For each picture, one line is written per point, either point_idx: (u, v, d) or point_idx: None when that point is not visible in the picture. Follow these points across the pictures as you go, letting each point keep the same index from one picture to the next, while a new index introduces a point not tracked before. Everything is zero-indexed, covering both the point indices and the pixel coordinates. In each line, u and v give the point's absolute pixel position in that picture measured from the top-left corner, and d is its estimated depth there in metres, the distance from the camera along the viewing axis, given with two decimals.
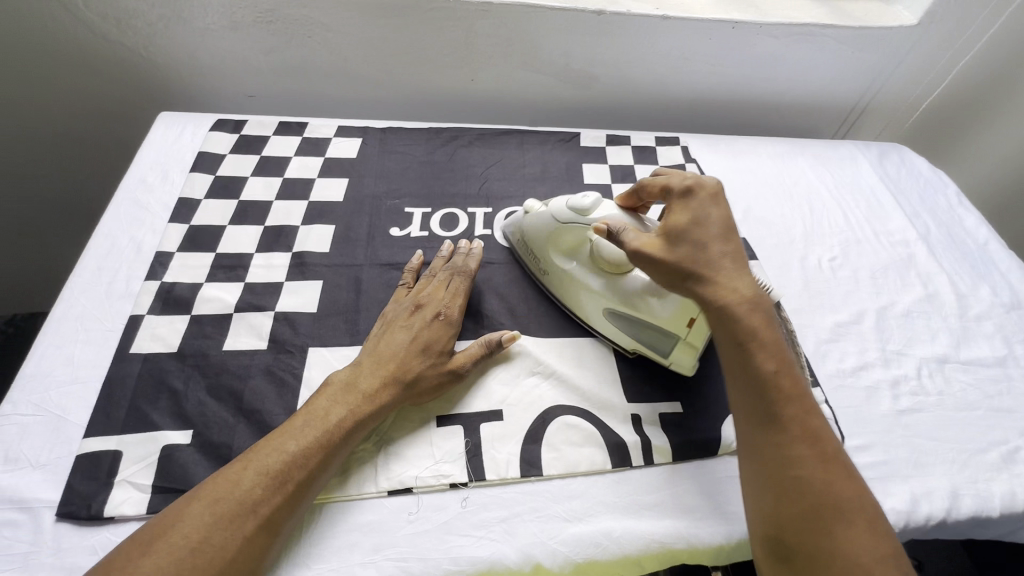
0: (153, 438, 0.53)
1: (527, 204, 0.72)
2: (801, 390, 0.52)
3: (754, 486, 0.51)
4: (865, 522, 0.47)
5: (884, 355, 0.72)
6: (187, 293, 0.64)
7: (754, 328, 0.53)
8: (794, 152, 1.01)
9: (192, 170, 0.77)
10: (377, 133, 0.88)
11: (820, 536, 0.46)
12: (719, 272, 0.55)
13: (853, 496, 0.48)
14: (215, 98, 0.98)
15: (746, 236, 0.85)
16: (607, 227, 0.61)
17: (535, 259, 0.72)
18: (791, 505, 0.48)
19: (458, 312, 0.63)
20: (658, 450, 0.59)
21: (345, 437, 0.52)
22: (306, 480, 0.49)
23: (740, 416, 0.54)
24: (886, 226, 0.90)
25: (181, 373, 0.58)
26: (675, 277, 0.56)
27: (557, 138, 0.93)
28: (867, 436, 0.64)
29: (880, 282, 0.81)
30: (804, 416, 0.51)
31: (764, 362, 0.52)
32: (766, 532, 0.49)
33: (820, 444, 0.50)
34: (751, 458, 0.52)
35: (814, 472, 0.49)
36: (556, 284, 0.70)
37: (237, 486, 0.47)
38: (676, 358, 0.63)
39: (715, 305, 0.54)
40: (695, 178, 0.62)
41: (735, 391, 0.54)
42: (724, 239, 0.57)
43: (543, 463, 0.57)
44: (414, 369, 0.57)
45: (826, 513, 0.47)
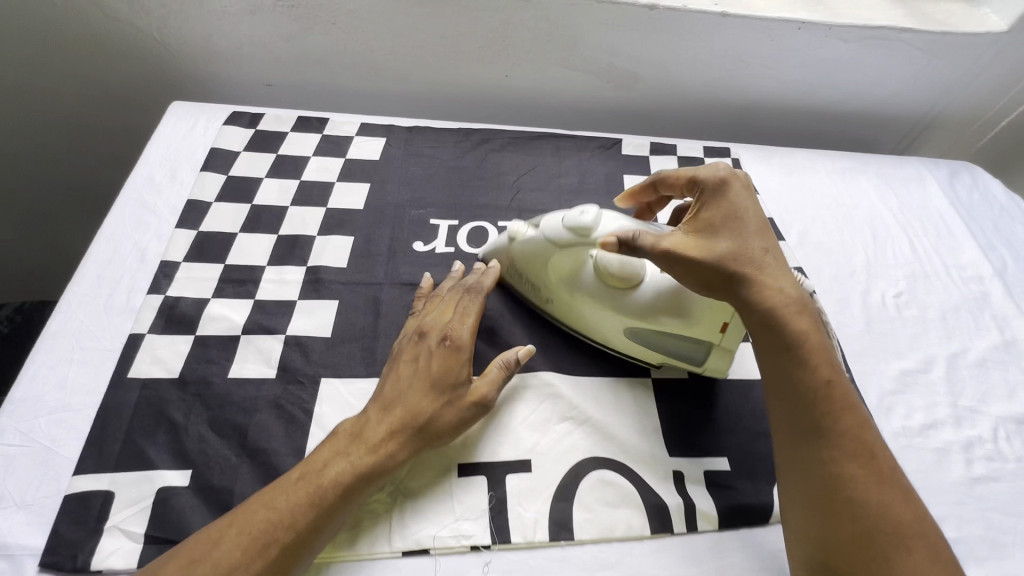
0: (149, 478, 0.48)
1: (511, 230, 0.64)
2: (851, 402, 0.49)
3: (800, 504, 0.47)
4: (921, 546, 0.43)
5: (955, 412, 0.64)
6: (192, 310, 0.59)
7: (801, 334, 0.51)
8: (854, 169, 0.92)
9: (202, 169, 0.72)
10: (402, 132, 0.81)
11: (876, 562, 0.43)
12: (763, 273, 0.53)
13: (911, 519, 0.44)
14: (231, 86, 0.92)
15: (803, 265, 0.77)
16: (617, 238, 0.54)
17: (533, 286, 0.64)
18: (842, 526, 0.44)
19: (467, 339, 0.55)
20: (703, 516, 0.53)
21: (342, 495, 0.46)
22: (294, 543, 0.43)
23: (782, 428, 0.50)
24: (957, 258, 0.81)
25: (182, 403, 0.53)
26: (716, 279, 0.53)
27: (597, 144, 0.85)
28: (937, 507, 0.57)
29: (951, 325, 0.73)
30: (855, 430, 0.47)
31: (813, 370, 0.49)
32: (812, 554, 0.45)
33: (875, 461, 0.46)
34: (795, 473, 0.48)
35: (867, 492, 0.45)
36: (563, 311, 0.63)
37: (217, 546, 0.42)
38: (707, 364, 0.60)
39: (759, 307, 0.52)
40: (725, 171, 0.58)
41: (777, 399, 0.51)
42: (764, 238, 0.55)
43: (574, 525, 0.51)
44: (424, 413, 0.50)
45: (881, 535, 0.43)
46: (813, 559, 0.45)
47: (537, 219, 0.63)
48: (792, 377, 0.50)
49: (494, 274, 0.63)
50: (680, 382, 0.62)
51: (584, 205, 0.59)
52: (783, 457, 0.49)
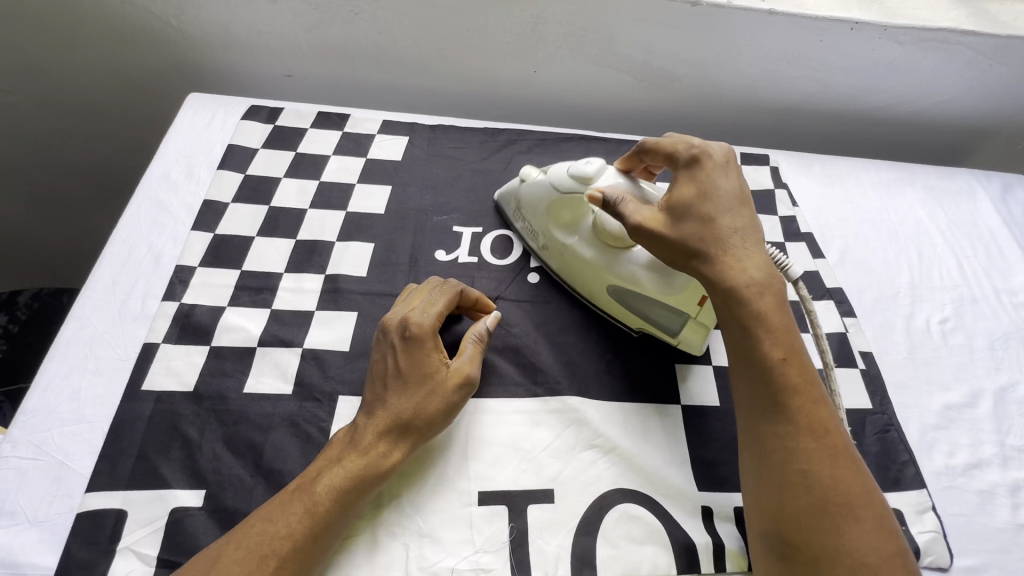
0: (162, 498, 0.47)
1: (523, 171, 0.66)
2: (809, 377, 0.47)
3: (756, 481, 0.45)
4: (870, 515, 0.42)
5: (1002, 451, 0.61)
6: (208, 319, 0.57)
7: (763, 308, 0.48)
8: (900, 181, 0.87)
9: (219, 167, 0.69)
10: (426, 131, 0.78)
11: (827, 533, 0.41)
12: (730, 247, 0.51)
13: (862, 493, 0.43)
14: (250, 76, 0.89)
15: (843, 285, 0.73)
16: (603, 196, 0.55)
17: (532, 232, 0.66)
18: (794, 501, 0.43)
19: (429, 324, 0.52)
20: (734, 558, 0.50)
21: (339, 505, 0.45)
22: (293, 555, 0.42)
23: (741, 403, 0.48)
24: (1009, 282, 0.76)
25: (196, 419, 0.51)
26: (683, 254, 0.52)
27: (629, 148, 0.81)
28: (981, 555, 0.54)
29: (1000, 355, 0.69)
30: (812, 404, 0.46)
31: (772, 344, 0.47)
32: (764, 530, 0.44)
33: (829, 435, 0.45)
34: (752, 451, 0.46)
35: (822, 465, 0.43)
36: (555, 259, 0.65)
37: (216, 564, 0.41)
38: (683, 336, 0.60)
39: (725, 281, 0.50)
40: (701, 147, 0.57)
41: (738, 373, 0.49)
42: (735, 212, 0.53)
43: (598, 562, 0.49)
44: (406, 408, 0.48)
45: (834, 508, 0.42)
46: (764, 534, 0.44)
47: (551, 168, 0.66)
48: (752, 350, 0.48)
49: (487, 302, 0.60)
50: (711, 409, 0.59)
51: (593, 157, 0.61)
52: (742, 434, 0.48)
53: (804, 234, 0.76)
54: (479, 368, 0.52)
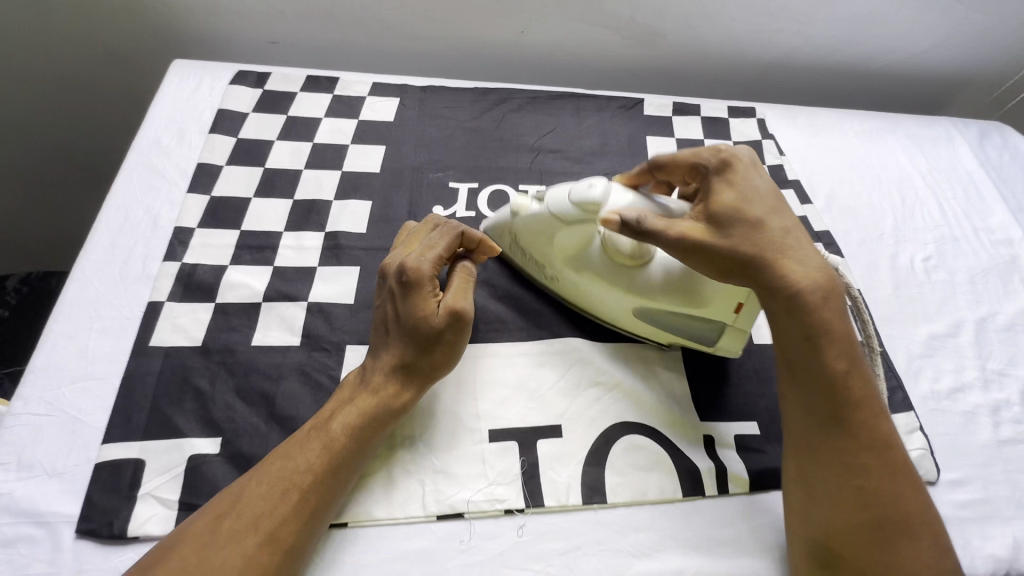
0: (179, 446, 0.48)
1: (515, 202, 0.60)
2: (869, 394, 0.47)
3: (811, 494, 0.46)
4: (926, 535, 0.44)
5: (983, 375, 0.64)
6: (211, 277, 0.57)
7: (827, 321, 0.48)
8: (883, 130, 0.89)
9: (211, 131, 0.69)
10: (416, 92, 0.78)
11: (884, 550, 0.43)
12: (785, 254, 0.50)
13: (918, 509, 0.45)
14: (234, 44, 0.88)
15: (831, 228, 0.75)
16: (619, 216, 0.51)
17: (537, 262, 0.61)
18: (851, 518, 0.44)
19: (428, 267, 0.51)
20: (734, 479, 0.53)
21: (352, 443, 0.46)
22: (315, 488, 0.44)
23: (796, 416, 0.48)
24: (987, 221, 0.79)
25: (207, 371, 0.52)
26: (730, 263, 0.50)
27: (618, 104, 0.82)
28: (965, 469, 0.57)
29: (981, 288, 0.72)
30: (871, 421, 0.46)
31: (835, 360, 0.47)
32: (812, 541, 0.45)
33: (889, 452, 0.46)
34: (808, 465, 0.47)
35: (884, 484, 0.45)
36: (569, 290, 0.60)
37: (240, 500, 0.43)
38: (720, 345, 0.58)
39: (787, 293, 0.48)
40: (727, 150, 0.55)
41: (794, 386, 0.48)
42: (780, 216, 0.52)
43: (607, 489, 0.51)
44: (408, 353, 0.50)
45: (890, 526, 0.44)
46: (810, 545, 0.45)
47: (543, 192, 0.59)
48: (815, 365, 0.47)
49: (493, 244, 0.58)
50: None
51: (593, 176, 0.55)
52: (793, 447, 0.48)
53: (791, 181, 0.78)
54: (469, 301, 0.51)
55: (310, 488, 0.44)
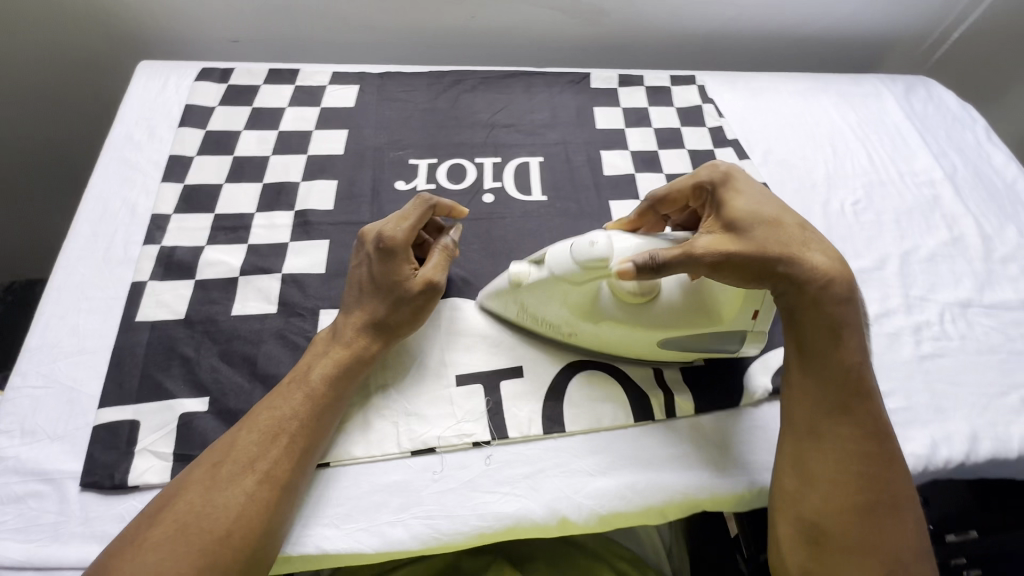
0: (170, 406, 0.52)
1: (513, 273, 0.57)
2: (873, 387, 0.51)
3: (812, 476, 0.50)
4: (911, 515, 0.49)
5: (906, 301, 0.71)
6: (189, 257, 0.62)
7: (843, 316, 0.51)
8: (815, 89, 0.95)
9: (180, 125, 0.73)
10: (374, 79, 0.82)
11: (872, 527, 0.48)
12: (807, 247, 0.51)
13: (905, 493, 0.50)
14: (198, 45, 0.92)
15: (767, 180, 0.81)
16: (633, 264, 0.50)
17: (550, 325, 0.58)
18: (847, 498, 0.48)
19: (403, 235, 0.55)
20: (681, 403, 0.58)
21: (330, 391, 0.51)
22: (301, 432, 0.49)
23: (805, 404, 0.51)
24: (911, 166, 0.86)
25: (191, 340, 0.56)
26: (760, 265, 0.50)
27: (566, 79, 0.87)
28: (889, 382, 0.64)
29: (905, 225, 0.79)
30: (875, 412, 0.51)
31: (850, 354, 0.51)
32: (805, 517, 0.49)
33: (887, 441, 0.50)
34: (813, 449, 0.50)
35: (880, 470, 0.49)
36: (590, 341, 0.59)
37: (234, 447, 0.47)
38: (742, 348, 0.59)
39: (811, 289, 0.50)
40: (725, 167, 0.58)
41: (806, 378, 0.52)
42: (793, 215, 0.54)
43: (565, 420, 0.56)
44: (381, 312, 0.54)
45: (879, 506, 0.48)
46: (803, 520, 0.49)
47: (537, 253, 0.57)
48: (829, 360, 0.51)
49: (462, 211, 0.62)
50: None
51: (589, 232, 0.54)
52: (801, 432, 0.51)
53: (730, 140, 0.84)
54: (444, 275, 0.57)
55: (298, 435, 0.49)
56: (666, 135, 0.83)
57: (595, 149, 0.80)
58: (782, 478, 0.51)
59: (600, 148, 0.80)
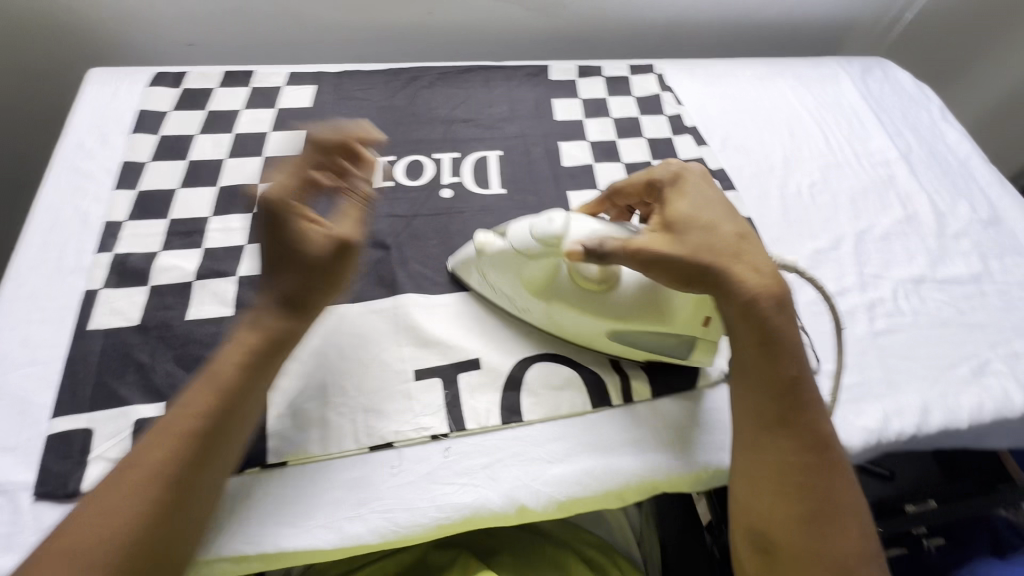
0: (125, 413, 0.52)
1: (477, 241, 0.60)
2: (813, 396, 0.51)
3: (754, 485, 0.49)
4: (858, 526, 0.47)
5: (861, 279, 0.72)
6: (143, 263, 0.61)
7: (778, 327, 0.51)
8: (773, 74, 0.96)
9: (132, 131, 0.72)
10: (331, 78, 0.82)
11: (817, 539, 0.46)
12: (740, 258, 0.52)
13: (852, 503, 0.48)
14: (153, 50, 0.91)
15: (725, 165, 0.82)
16: (583, 246, 0.51)
17: (508, 298, 0.61)
18: (789, 509, 0.47)
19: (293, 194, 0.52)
20: (637, 387, 0.59)
21: (253, 372, 0.48)
22: (223, 419, 0.46)
23: (745, 414, 0.52)
24: (867, 146, 0.87)
25: (146, 346, 0.56)
26: (690, 270, 0.51)
27: (525, 72, 0.88)
28: (843, 359, 0.65)
29: (860, 205, 0.80)
30: (814, 422, 0.50)
31: (787, 365, 0.50)
32: (751, 526, 0.49)
33: (828, 452, 0.49)
34: (753, 458, 0.50)
35: (821, 479, 0.48)
36: (542, 320, 0.61)
37: (147, 450, 0.43)
38: (692, 357, 0.59)
39: (741, 297, 0.51)
40: (678, 165, 0.59)
41: (746, 387, 0.52)
42: (734, 223, 0.55)
43: (523, 409, 0.57)
44: (296, 279, 0.51)
45: (823, 517, 0.47)
46: (749, 530, 0.49)
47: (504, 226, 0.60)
48: (763, 370, 0.51)
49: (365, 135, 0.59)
50: None
51: (550, 210, 0.55)
52: (742, 443, 0.51)
53: (688, 127, 0.84)
54: (360, 227, 0.55)
55: (202, 428, 0.44)
56: (624, 124, 0.84)
57: (553, 140, 0.80)
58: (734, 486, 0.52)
59: (558, 140, 0.80)
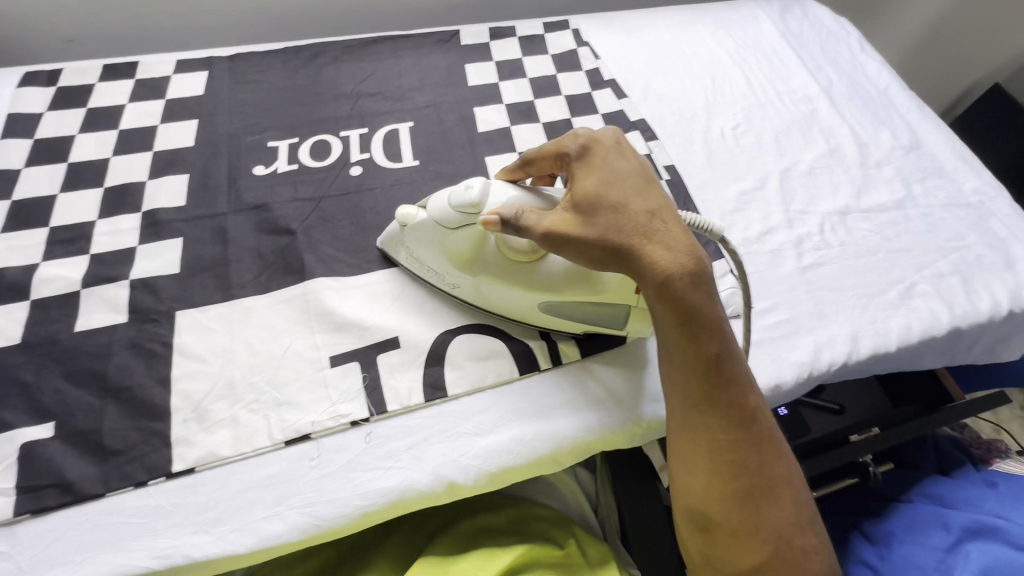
0: (8, 438, 0.48)
1: (400, 215, 0.56)
2: (740, 370, 0.46)
3: (687, 465, 0.46)
4: (792, 492, 0.45)
5: (788, 217, 0.71)
6: (22, 277, 0.57)
7: (697, 305, 0.45)
8: (693, 20, 0.94)
9: (3, 138, 0.66)
10: (225, 61, 0.77)
11: (752, 514, 0.43)
12: (650, 238, 0.46)
13: (784, 471, 0.45)
14: (29, 52, 0.84)
15: (647, 116, 0.80)
16: (498, 216, 0.47)
17: (437, 275, 0.58)
18: (724, 484, 0.44)
19: None
20: (565, 349, 0.58)
21: None
22: None
23: (671, 394, 0.47)
24: (789, 85, 0.86)
25: (30, 364, 0.52)
26: (601, 251, 0.46)
27: (435, 39, 0.84)
28: (773, 298, 0.64)
29: (784, 142, 0.79)
30: (741, 396, 0.45)
31: (708, 342, 0.45)
32: (691, 507, 0.45)
33: (757, 424, 0.45)
34: (680, 435, 0.46)
35: (752, 453, 0.44)
36: (473, 297, 0.57)
37: None
38: (630, 329, 0.56)
39: (655, 274, 0.45)
40: (588, 134, 0.51)
41: (670, 368, 0.47)
42: (647, 198, 0.47)
43: (447, 384, 0.54)
44: None
45: (759, 489, 0.44)
46: (690, 510, 0.46)
47: (427, 199, 0.57)
48: (685, 349, 0.45)
49: None
50: None
51: (470, 178, 0.53)
52: (672, 424, 0.47)
53: (607, 81, 0.82)
54: None
55: None
56: (541, 83, 0.81)
57: (467, 107, 0.77)
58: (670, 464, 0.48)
59: (472, 106, 0.77)
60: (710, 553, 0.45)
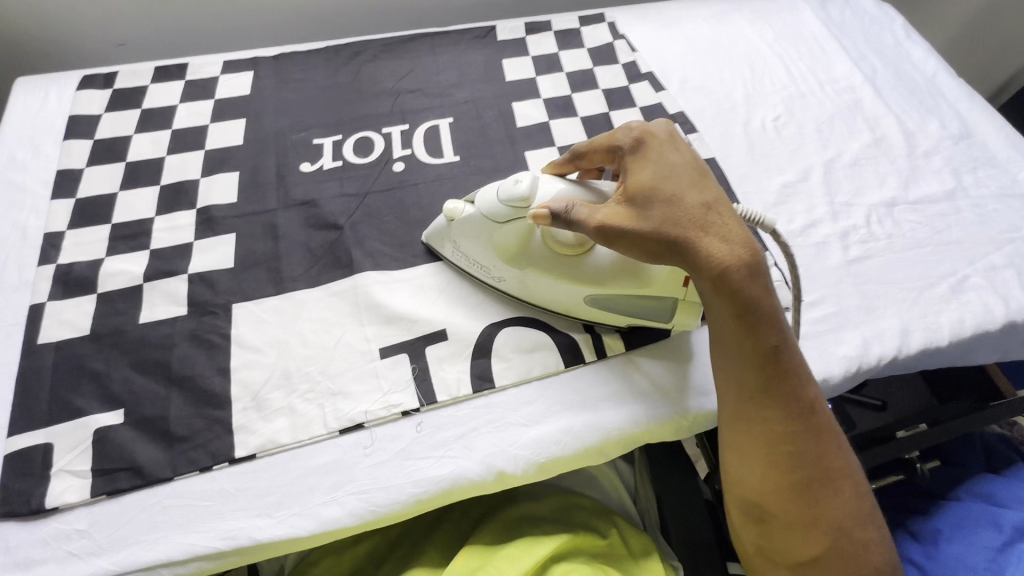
0: (83, 424, 0.51)
1: (447, 210, 0.58)
2: (798, 363, 0.46)
3: (742, 456, 0.46)
4: (850, 485, 0.44)
5: (832, 209, 0.70)
6: (88, 272, 0.59)
7: (755, 296, 0.44)
8: (730, 10, 0.93)
9: (65, 139, 0.69)
10: (270, 61, 0.79)
11: (811, 506, 0.43)
12: (707, 230, 0.45)
13: (843, 464, 0.45)
14: (82, 56, 0.88)
15: (686, 108, 0.79)
16: (549, 210, 0.49)
17: (482, 269, 0.59)
18: (782, 477, 0.44)
19: None
20: (610, 342, 0.58)
21: None
22: None
23: (725, 386, 0.47)
24: (832, 74, 0.85)
25: (100, 354, 0.54)
26: (656, 243, 0.46)
27: (472, 35, 0.84)
28: (819, 291, 0.64)
29: (827, 133, 0.78)
30: (799, 388, 0.45)
31: (766, 334, 0.45)
32: (745, 498, 0.45)
33: (816, 416, 0.45)
34: (735, 426, 0.46)
35: (810, 446, 0.44)
36: (519, 290, 0.58)
37: None
38: (676, 322, 0.56)
39: (712, 266, 0.45)
40: (641, 127, 0.52)
41: (725, 359, 0.47)
42: (703, 190, 0.47)
43: (494, 376, 0.55)
44: None
45: (817, 481, 0.44)
46: (744, 502, 0.46)
47: (473, 194, 0.58)
48: (742, 340, 0.45)
49: None
50: None
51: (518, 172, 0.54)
52: (727, 415, 0.47)
53: (645, 73, 0.81)
54: None
55: None
56: (578, 77, 0.81)
57: (505, 102, 0.77)
58: (723, 456, 0.48)
59: (510, 101, 0.77)
60: (765, 544, 0.45)
